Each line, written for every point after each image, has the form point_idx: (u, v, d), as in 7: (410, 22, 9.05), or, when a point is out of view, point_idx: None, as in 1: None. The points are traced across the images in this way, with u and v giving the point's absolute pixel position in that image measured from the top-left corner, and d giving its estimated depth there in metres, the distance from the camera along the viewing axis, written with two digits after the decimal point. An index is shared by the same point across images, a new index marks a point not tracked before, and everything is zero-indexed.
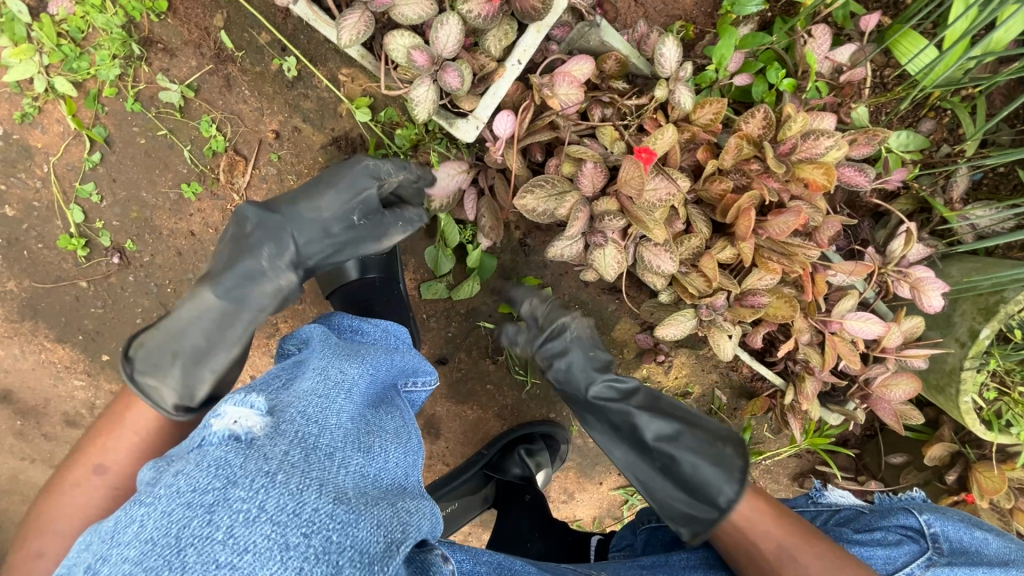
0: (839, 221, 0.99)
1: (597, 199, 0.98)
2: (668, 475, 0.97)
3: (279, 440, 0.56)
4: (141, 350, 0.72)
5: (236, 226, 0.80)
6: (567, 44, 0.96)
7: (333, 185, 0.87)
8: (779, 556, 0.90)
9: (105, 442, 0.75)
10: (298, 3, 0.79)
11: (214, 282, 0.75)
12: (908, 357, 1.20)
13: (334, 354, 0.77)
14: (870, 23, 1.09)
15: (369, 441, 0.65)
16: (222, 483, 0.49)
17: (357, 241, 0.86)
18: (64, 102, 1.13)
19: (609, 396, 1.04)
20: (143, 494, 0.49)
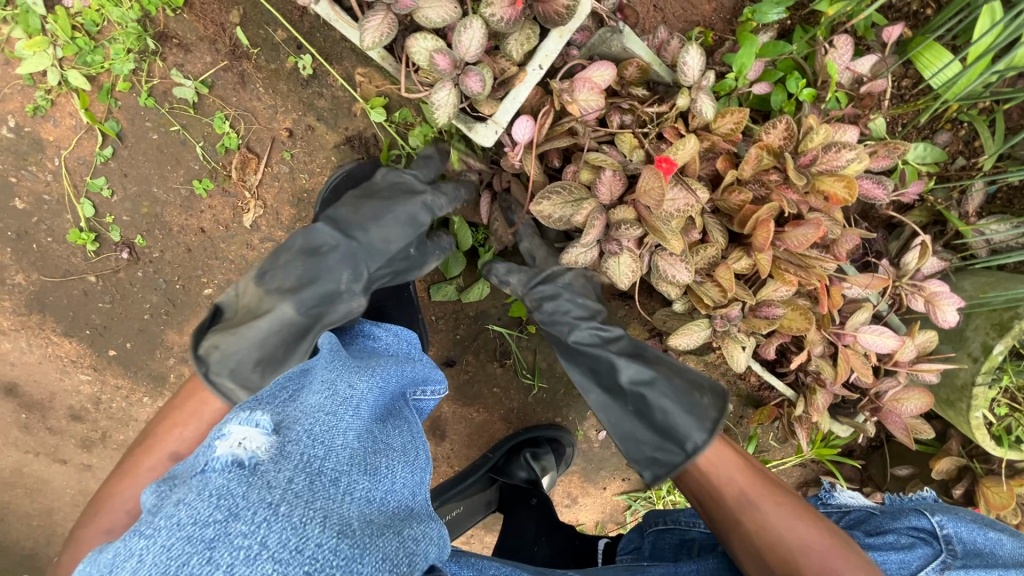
0: (858, 235, 0.99)
1: (613, 207, 0.97)
2: (639, 419, 1.06)
3: (284, 465, 0.52)
4: (223, 353, 0.86)
5: (316, 250, 0.96)
6: (587, 49, 0.95)
7: (395, 215, 1.00)
8: (739, 501, 0.98)
9: (178, 433, 0.89)
10: (320, 3, 0.78)
11: (300, 300, 0.91)
12: (920, 371, 1.19)
13: (343, 367, 0.75)
14: (892, 35, 1.08)
15: (376, 462, 0.63)
16: (223, 515, 0.44)
17: (407, 271, 1.04)
18: (77, 96, 1.13)
19: (595, 340, 1.09)
20: (142, 525, 0.45)
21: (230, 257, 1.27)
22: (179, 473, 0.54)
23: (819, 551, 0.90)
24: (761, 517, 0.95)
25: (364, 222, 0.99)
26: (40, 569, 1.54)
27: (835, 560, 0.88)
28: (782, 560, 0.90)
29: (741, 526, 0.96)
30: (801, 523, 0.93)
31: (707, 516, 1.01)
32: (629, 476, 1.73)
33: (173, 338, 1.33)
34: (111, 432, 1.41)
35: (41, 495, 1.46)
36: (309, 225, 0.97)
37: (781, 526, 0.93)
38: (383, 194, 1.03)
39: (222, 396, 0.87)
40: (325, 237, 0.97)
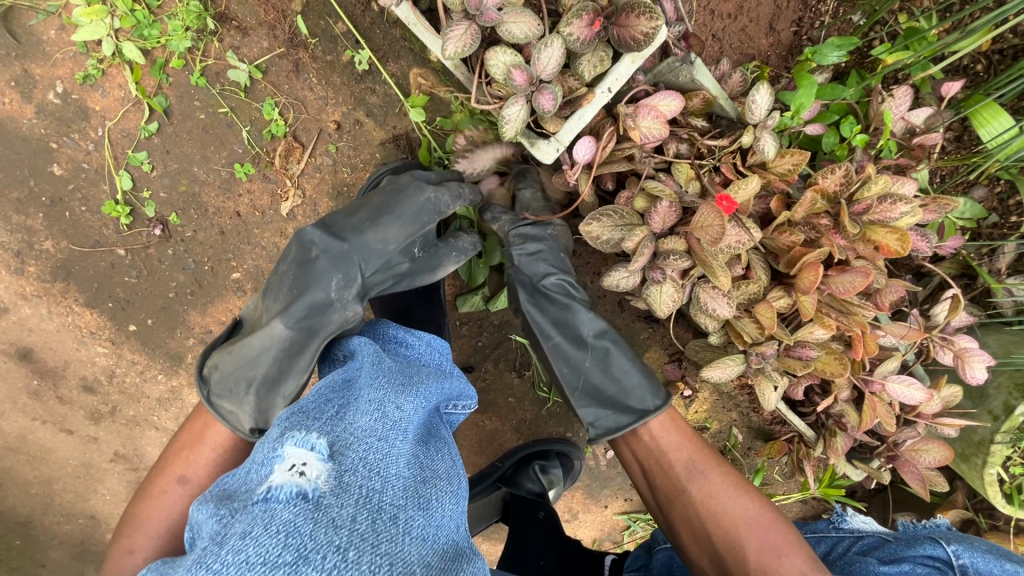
0: (903, 286, 1.00)
1: (664, 236, 0.97)
2: (598, 375, 1.03)
3: (345, 499, 0.52)
4: (221, 374, 0.89)
5: (306, 256, 0.93)
6: (654, 76, 0.95)
7: (393, 217, 0.99)
8: (687, 470, 0.96)
9: (189, 456, 0.91)
10: (402, 5, 0.78)
11: (289, 314, 0.89)
12: (941, 424, 1.20)
13: (389, 386, 0.74)
14: (950, 90, 1.10)
15: (427, 494, 0.62)
16: (292, 557, 0.44)
17: (414, 272, 1.03)
18: (130, 69, 1.12)
19: (564, 291, 1.05)
20: (208, 558, 0.44)
21: (263, 243, 1.26)
22: (234, 495, 0.54)
23: (760, 526, 0.88)
24: (708, 487, 0.93)
25: (360, 227, 0.98)
26: (33, 538, 1.51)
27: (774, 536, 0.86)
28: (720, 531, 0.89)
29: (685, 495, 0.94)
30: (746, 497, 0.91)
31: (654, 486, 0.98)
32: (631, 496, 1.73)
33: (195, 319, 1.31)
34: (121, 407, 1.40)
35: (43, 463, 1.44)
36: (298, 231, 0.95)
37: (725, 498, 0.91)
38: (382, 195, 1.02)
39: (223, 419, 0.90)
40: (314, 242, 0.95)
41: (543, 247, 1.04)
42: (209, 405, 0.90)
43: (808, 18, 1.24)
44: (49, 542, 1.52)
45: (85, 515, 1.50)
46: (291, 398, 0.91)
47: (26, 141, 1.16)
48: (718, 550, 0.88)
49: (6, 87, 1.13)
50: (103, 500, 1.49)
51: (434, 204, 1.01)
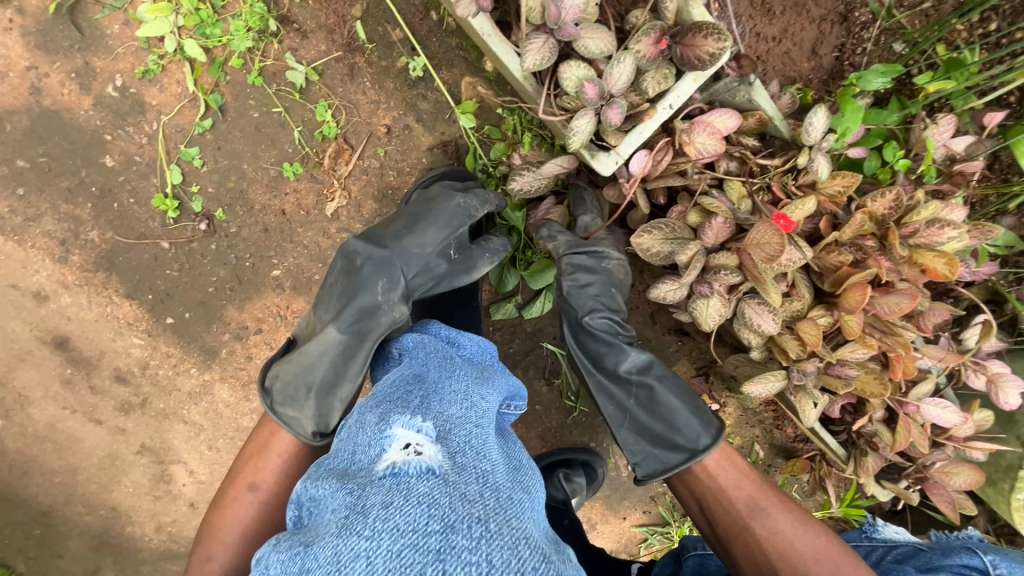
0: (947, 310, 1.01)
1: (715, 252, 0.98)
2: (643, 413, 1.02)
3: (466, 476, 0.57)
4: (283, 383, 0.92)
5: (352, 265, 0.97)
6: (710, 95, 0.97)
7: (429, 223, 1.02)
8: (748, 507, 0.95)
9: (257, 465, 0.93)
10: (479, 16, 0.81)
11: (341, 319, 0.93)
12: (971, 448, 1.21)
13: (468, 379, 0.77)
14: (993, 121, 1.13)
15: (525, 481, 0.64)
16: (440, 526, 0.48)
17: (452, 273, 1.04)
18: (191, 66, 1.14)
19: (606, 325, 1.06)
20: (357, 524, 0.49)
21: (305, 241, 1.27)
22: (350, 473, 0.60)
23: (827, 560, 0.87)
24: (772, 525, 0.92)
25: (397, 234, 1.01)
26: (53, 528, 1.46)
27: (846, 566, 0.86)
28: (788, 568, 0.87)
29: (750, 532, 0.92)
30: (811, 531, 0.91)
31: (714, 521, 0.97)
32: (650, 509, 1.72)
33: (233, 314, 1.31)
34: (152, 399, 1.38)
35: (68, 453, 1.41)
36: (343, 243, 0.99)
37: (790, 534, 0.91)
38: (417, 205, 1.06)
39: (287, 427, 0.91)
40: (357, 252, 0.98)
41: (593, 283, 1.05)
42: (272, 414, 0.92)
43: (850, 44, 1.27)
44: (68, 532, 1.47)
45: (106, 507, 1.45)
46: (350, 401, 0.93)
47: (81, 132, 1.18)
48: None
49: (67, 78, 1.15)
50: (127, 492, 1.45)
51: (466, 209, 1.05)
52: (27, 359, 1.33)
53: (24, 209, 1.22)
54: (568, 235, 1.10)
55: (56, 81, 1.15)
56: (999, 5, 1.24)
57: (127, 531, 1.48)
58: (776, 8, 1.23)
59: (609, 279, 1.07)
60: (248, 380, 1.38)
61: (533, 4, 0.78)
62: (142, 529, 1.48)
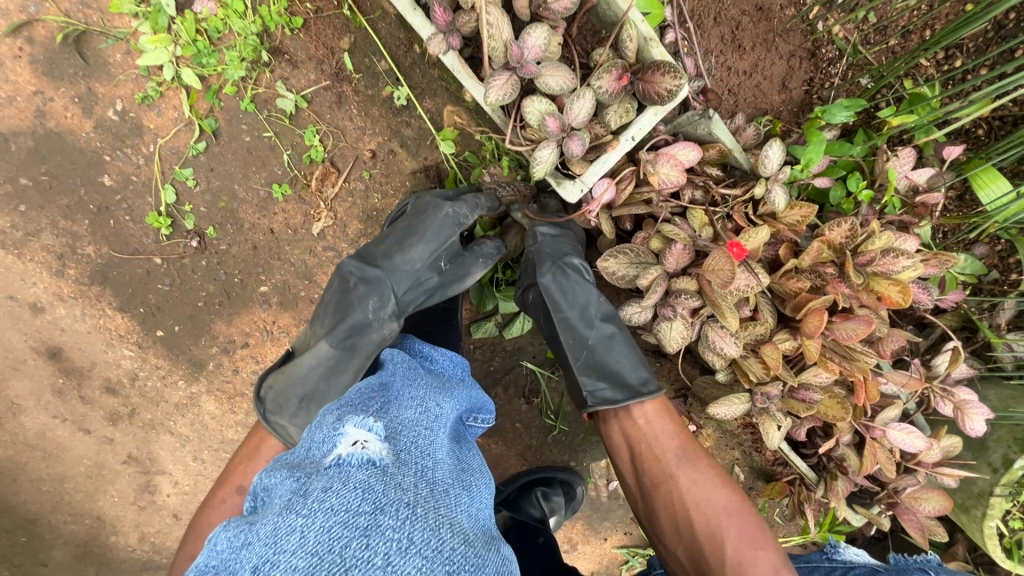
0: (904, 337, 1.04)
1: (676, 276, 1.02)
2: (602, 351, 1.06)
3: (406, 470, 0.62)
4: (275, 392, 0.96)
5: (345, 285, 1.02)
6: (673, 127, 1.02)
7: (417, 237, 1.06)
8: (676, 457, 0.97)
9: (247, 468, 0.98)
10: (449, 54, 0.87)
11: (333, 335, 0.98)
12: (940, 474, 1.22)
13: (427, 387, 0.83)
14: (953, 153, 1.17)
15: (469, 481, 0.70)
16: (370, 508, 0.53)
17: (444, 285, 1.09)
18: (187, 93, 1.21)
19: (576, 270, 1.07)
20: (297, 505, 0.54)
21: (292, 259, 1.32)
22: (300, 465, 0.63)
23: (739, 516, 0.90)
24: (694, 475, 0.94)
25: (388, 250, 1.05)
26: (39, 536, 1.49)
27: (753, 528, 0.89)
28: (702, 520, 0.90)
29: (672, 481, 0.94)
30: (729, 489, 0.93)
31: (640, 468, 0.98)
32: (631, 530, 1.71)
33: (220, 328, 1.36)
34: (139, 410, 1.41)
35: (56, 462, 1.44)
36: (338, 264, 1.04)
37: (708, 488, 0.93)
38: (408, 218, 1.09)
39: (276, 434, 0.96)
40: (352, 270, 1.04)
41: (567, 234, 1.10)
42: (264, 422, 0.96)
43: (818, 79, 1.33)
44: (53, 541, 1.49)
45: (92, 516, 1.48)
46: None
47: (82, 153, 1.24)
48: (697, 540, 0.89)
49: (70, 102, 1.22)
50: (112, 501, 1.47)
51: (458, 216, 1.07)
52: (21, 368, 1.37)
53: (25, 224, 1.28)
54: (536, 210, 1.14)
55: (60, 106, 1.22)
56: (963, 42, 1.28)
57: (111, 541, 1.50)
58: (746, 43, 1.28)
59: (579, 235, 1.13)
60: (234, 393, 1.41)
61: (495, 43, 0.82)
62: (126, 540, 1.50)
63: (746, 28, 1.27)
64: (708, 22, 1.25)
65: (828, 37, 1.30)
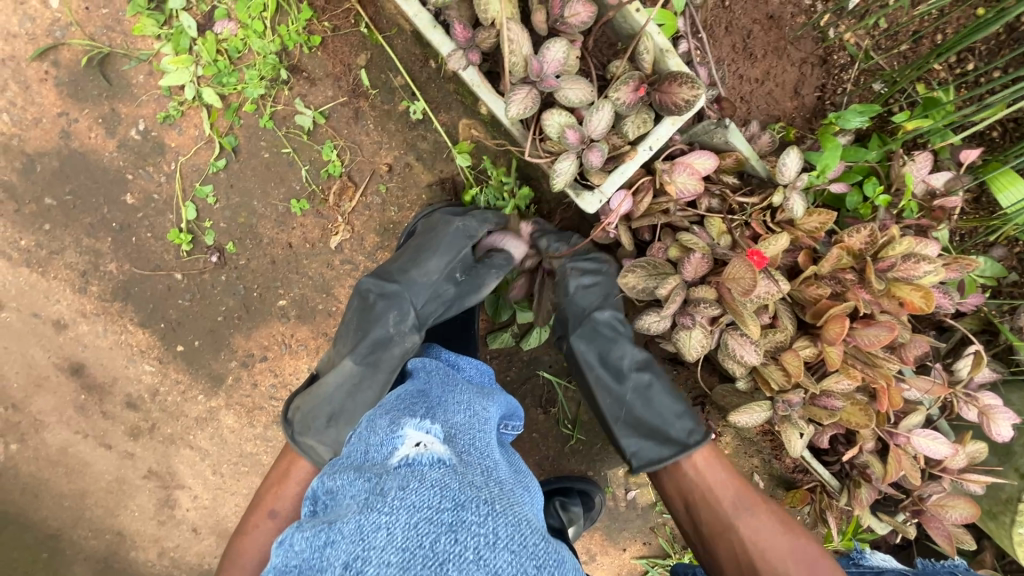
0: (927, 342, 1.03)
1: (694, 285, 1.02)
2: (640, 407, 1.08)
3: (473, 469, 0.65)
4: (303, 413, 0.98)
5: (365, 302, 1.04)
6: (689, 136, 1.02)
7: (432, 252, 1.07)
8: (733, 506, 0.99)
9: (277, 492, 0.99)
10: (470, 70, 0.88)
11: (356, 353, 1.00)
12: (967, 481, 1.21)
13: (470, 391, 0.84)
14: (970, 156, 1.15)
15: (524, 480, 0.72)
16: (452, 504, 0.56)
17: (460, 296, 1.07)
18: (208, 111, 1.23)
19: (608, 325, 1.09)
20: (377, 502, 0.56)
21: (310, 273, 1.33)
22: (364, 466, 0.65)
23: (805, 561, 0.94)
24: (754, 524, 0.97)
25: (404, 265, 1.07)
26: (60, 551, 1.50)
27: (822, 569, 0.94)
28: (770, 569, 0.93)
29: (734, 531, 0.97)
30: (791, 535, 0.97)
31: (698, 518, 1.01)
32: (651, 540, 1.69)
33: (240, 342, 1.37)
34: (160, 424, 1.42)
35: (78, 477, 1.45)
36: (355, 282, 1.05)
37: (772, 535, 0.96)
38: (421, 234, 1.11)
39: (306, 453, 0.98)
40: (370, 287, 1.05)
41: (598, 284, 1.09)
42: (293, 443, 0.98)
43: (830, 84, 1.33)
44: (74, 556, 1.50)
45: (112, 531, 1.49)
46: None
47: (105, 172, 1.27)
48: None
49: (94, 123, 1.25)
50: (133, 517, 1.48)
51: (468, 228, 1.09)
52: (44, 385, 1.39)
53: (49, 242, 1.30)
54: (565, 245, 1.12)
55: (84, 126, 1.25)
56: (975, 46, 1.29)
57: (130, 556, 1.51)
58: (757, 52, 1.29)
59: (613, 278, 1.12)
60: (253, 407, 1.42)
61: (517, 58, 0.84)
62: (145, 555, 1.51)
63: (757, 37, 1.28)
64: (719, 32, 1.27)
65: (839, 43, 1.31)
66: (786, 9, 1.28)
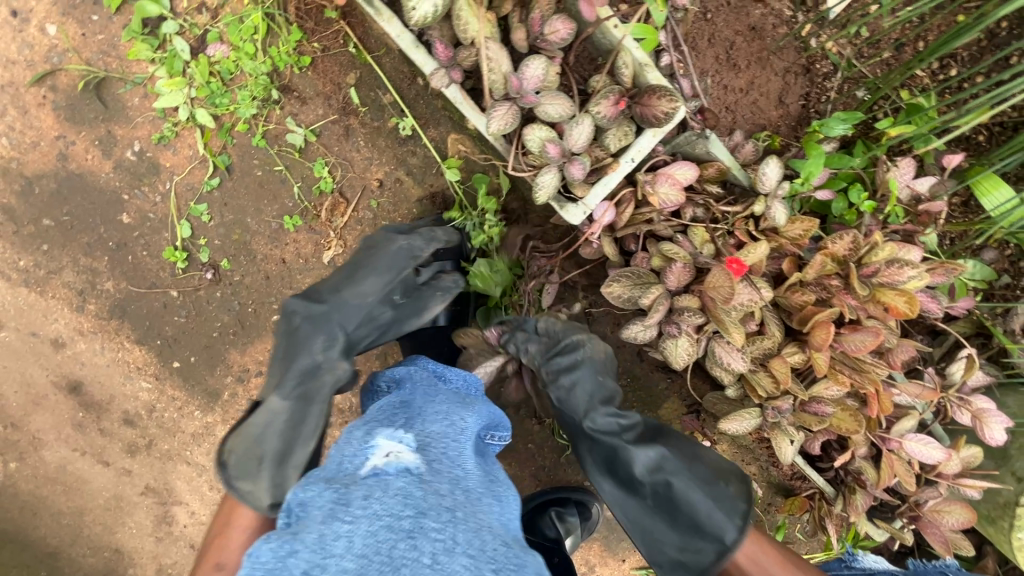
0: (914, 346, 1.03)
1: (679, 294, 1.03)
2: (665, 517, 0.97)
3: (440, 477, 0.67)
4: (235, 457, 0.89)
5: (290, 326, 0.97)
6: (672, 147, 1.04)
7: (368, 271, 1.04)
8: None
9: (222, 544, 0.88)
10: (451, 87, 0.89)
11: (283, 387, 0.91)
12: (963, 486, 1.20)
13: (450, 402, 0.84)
14: (953, 161, 1.16)
15: (500, 489, 0.72)
16: (412, 512, 0.59)
17: (399, 319, 1.04)
18: (201, 131, 1.26)
19: (605, 429, 1.01)
20: (341, 512, 0.59)
21: (303, 288, 1.35)
22: (336, 477, 0.66)
23: None
24: None
25: (337, 288, 1.02)
26: (58, 570, 1.50)
27: None
28: None
29: None
30: None
31: None
32: None
33: (235, 357, 1.38)
34: (157, 441, 1.43)
35: (76, 495, 1.46)
36: (282, 306, 0.99)
37: None
38: (360, 256, 1.09)
39: (243, 501, 0.87)
40: (296, 310, 0.98)
41: (580, 382, 1.04)
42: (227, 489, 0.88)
43: (815, 93, 1.34)
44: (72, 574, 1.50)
45: (110, 548, 1.49)
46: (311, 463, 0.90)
47: (102, 193, 1.29)
48: None
49: (91, 145, 1.27)
50: (131, 533, 1.48)
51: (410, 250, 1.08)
52: (42, 403, 1.40)
53: (47, 262, 1.32)
54: (538, 346, 1.11)
55: (81, 148, 1.27)
56: (956, 53, 1.30)
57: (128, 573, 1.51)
58: (740, 63, 1.30)
59: (596, 371, 1.06)
60: None
61: (496, 76, 0.87)
62: (143, 572, 1.51)
63: (740, 48, 1.30)
64: (702, 44, 1.28)
65: (822, 53, 1.33)
66: (768, 20, 1.30)
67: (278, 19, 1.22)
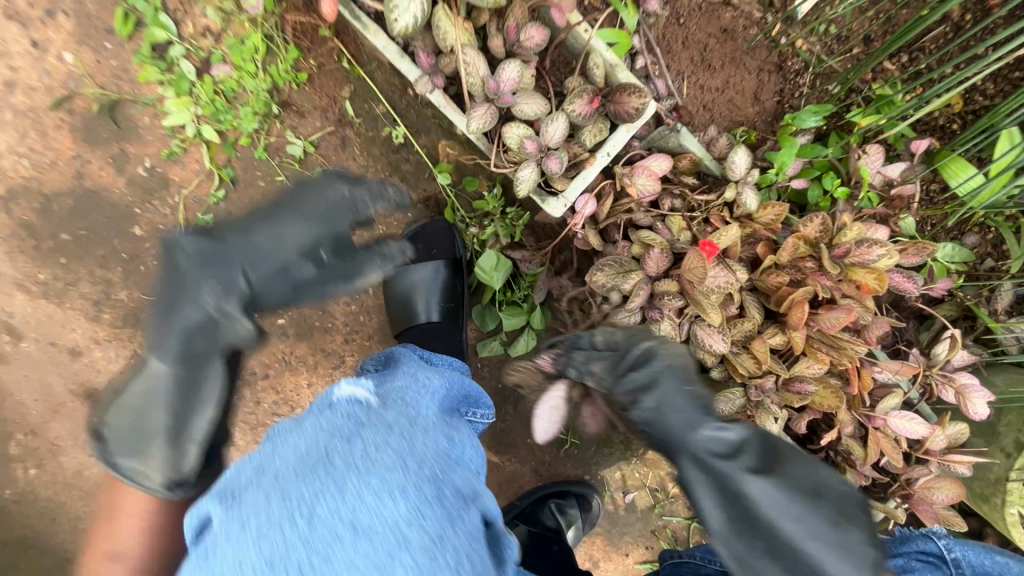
0: (888, 322, 1.07)
1: (659, 280, 1.08)
2: (783, 569, 0.78)
3: (390, 408, 0.77)
4: (118, 425, 0.80)
5: (176, 270, 0.82)
6: (647, 142, 1.10)
7: (285, 216, 0.88)
8: None
9: (114, 530, 0.81)
10: (434, 92, 0.97)
11: (164, 350, 0.80)
12: (952, 462, 1.22)
13: (422, 365, 0.95)
14: (920, 147, 1.21)
15: (451, 428, 0.82)
16: (351, 426, 0.72)
17: (322, 279, 0.88)
18: (207, 146, 1.34)
19: (708, 452, 0.85)
20: (296, 428, 0.72)
21: None
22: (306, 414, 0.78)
23: None
24: None
25: (248, 228, 0.86)
26: None
27: None
28: None
29: None
30: None
31: None
32: (653, 544, 1.70)
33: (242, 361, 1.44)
34: None
35: (92, 500, 1.51)
36: (166, 238, 0.84)
37: None
38: (281, 199, 0.92)
39: (127, 479, 0.79)
40: (185, 250, 0.83)
41: (668, 398, 0.90)
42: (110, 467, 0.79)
43: (788, 89, 1.41)
44: None
45: None
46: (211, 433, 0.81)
47: (115, 208, 1.37)
48: None
49: (105, 164, 1.36)
50: None
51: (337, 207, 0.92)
52: (60, 411, 1.47)
53: (64, 275, 1.40)
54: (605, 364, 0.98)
55: (95, 167, 1.36)
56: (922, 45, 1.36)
57: None
58: (715, 63, 1.36)
59: (689, 390, 0.91)
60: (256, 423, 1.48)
61: (473, 80, 0.93)
62: None
63: (714, 49, 1.35)
64: (676, 47, 1.34)
65: (792, 50, 1.38)
66: (738, 22, 1.35)
67: (276, 39, 1.29)
